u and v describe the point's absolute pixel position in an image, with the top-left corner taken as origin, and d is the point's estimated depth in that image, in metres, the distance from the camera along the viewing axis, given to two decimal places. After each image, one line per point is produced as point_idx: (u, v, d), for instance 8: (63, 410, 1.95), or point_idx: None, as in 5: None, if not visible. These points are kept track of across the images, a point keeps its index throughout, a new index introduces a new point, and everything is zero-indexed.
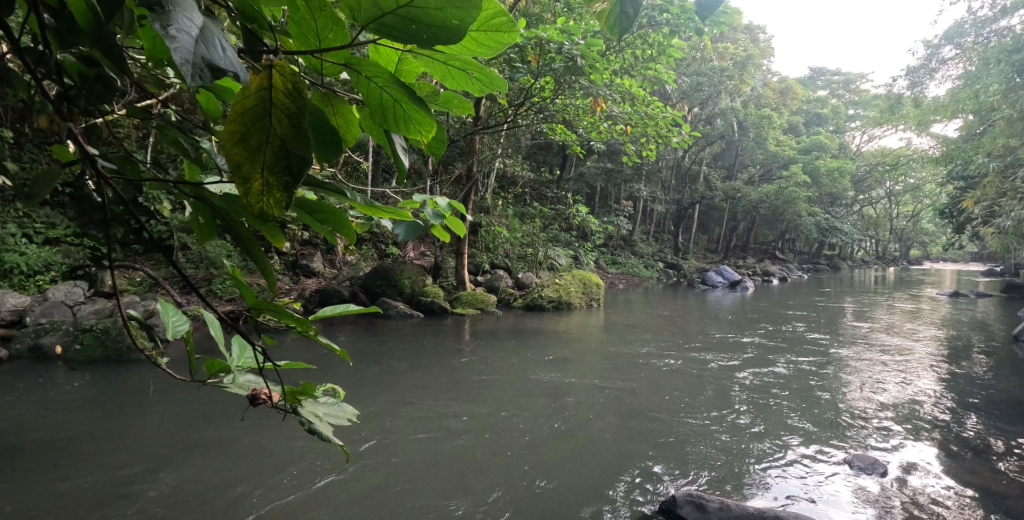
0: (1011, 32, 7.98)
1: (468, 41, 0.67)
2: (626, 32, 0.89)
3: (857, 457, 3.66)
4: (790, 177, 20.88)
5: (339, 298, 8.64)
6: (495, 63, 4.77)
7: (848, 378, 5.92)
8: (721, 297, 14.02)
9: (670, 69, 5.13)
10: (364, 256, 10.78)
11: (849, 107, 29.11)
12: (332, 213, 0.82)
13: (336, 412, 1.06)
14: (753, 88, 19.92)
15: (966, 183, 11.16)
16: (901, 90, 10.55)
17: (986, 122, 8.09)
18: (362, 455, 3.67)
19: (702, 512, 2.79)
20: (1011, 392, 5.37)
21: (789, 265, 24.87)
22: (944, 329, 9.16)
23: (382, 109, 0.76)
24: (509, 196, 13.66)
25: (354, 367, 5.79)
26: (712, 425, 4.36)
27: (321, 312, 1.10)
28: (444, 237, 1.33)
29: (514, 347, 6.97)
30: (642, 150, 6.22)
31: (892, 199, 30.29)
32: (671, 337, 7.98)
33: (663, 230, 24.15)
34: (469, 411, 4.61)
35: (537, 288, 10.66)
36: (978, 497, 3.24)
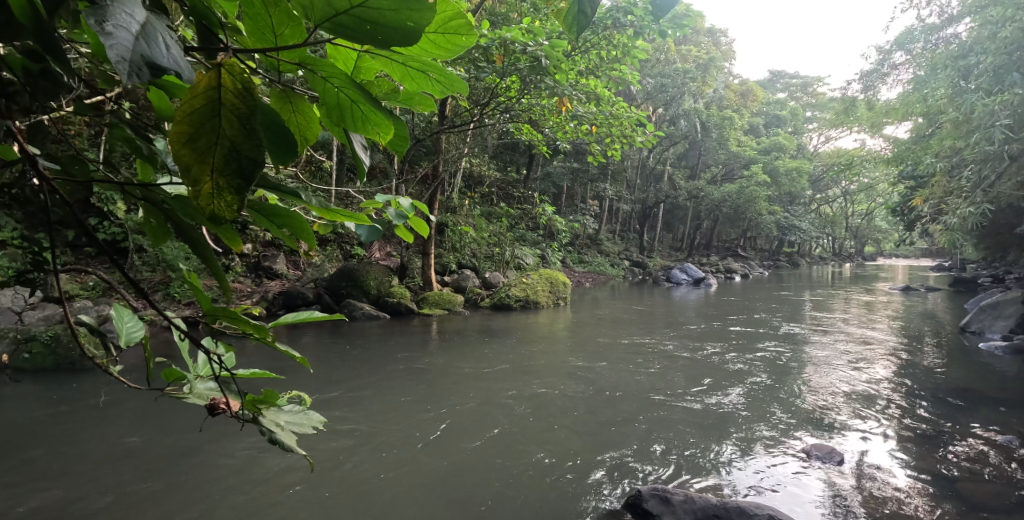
0: (956, 39, 8.37)
1: (425, 43, 0.67)
2: (583, 31, 0.90)
3: (815, 447, 3.79)
4: (751, 177, 21.49)
5: (303, 300, 8.47)
6: (461, 63, 4.74)
7: (803, 370, 6.12)
8: (685, 294, 14.29)
9: (634, 70, 5.19)
10: (328, 257, 10.59)
11: (808, 110, 30.10)
12: (291, 216, 0.80)
13: (300, 421, 1.04)
14: (716, 90, 20.39)
15: (915, 182, 11.66)
16: (855, 93, 10.94)
17: (934, 124, 8.46)
18: (329, 461, 3.59)
19: (667, 504, 2.84)
20: (953, 381, 5.65)
21: (750, 262, 25.57)
22: (893, 322, 9.55)
23: (338, 108, 0.75)
24: (476, 195, 13.65)
25: (318, 369, 5.69)
26: (676, 419, 4.45)
27: (283, 318, 1.08)
28: (407, 237, 1.31)
29: (480, 347, 6.95)
30: (607, 149, 6.27)
31: (848, 199, 31.48)
32: (635, 335, 8.09)
33: (629, 229, 24.50)
34: (437, 412, 4.57)
35: (505, 288, 10.69)
36: (929, 482, 3.38)
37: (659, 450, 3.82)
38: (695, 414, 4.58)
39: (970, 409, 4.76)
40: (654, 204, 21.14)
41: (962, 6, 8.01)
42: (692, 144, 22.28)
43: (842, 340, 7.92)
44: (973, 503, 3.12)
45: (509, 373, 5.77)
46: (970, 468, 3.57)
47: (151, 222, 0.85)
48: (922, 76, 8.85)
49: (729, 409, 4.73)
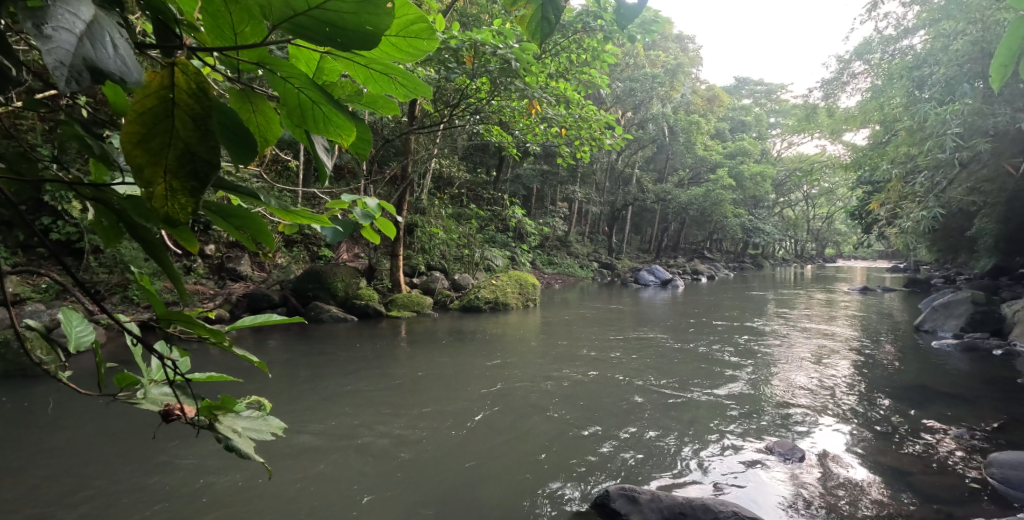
0: (910, 51, 8.72)
1: (387, 46, 0.67)
2: (547, 36, 0.94)
3: (777, 444, 3.88)
4: (717, 181, 22.02)
5: (268, 303, 8.27)
6: (430, 64, 4.68)
7: (765, 368, 6.27)
8: (652, 295, 14.47)
9: (604, 74, 5.23)
10: (295, 258, 10.38)
11: (772, 117, 30.99)
12: (251, 218, 0.79)
13: (259, 427, 1.02)
14: (684, 95, 20.79)
15: (872, 187, 12.07)
16: (816, 101, 11.28)
17: (889, 132, 8.79)
18: (285, 468, 3.48)
19: (634, 504, 2.87)
20: (904, 378, 5.87)
21: (716, 264, 26.12)
22: (850, 321, 9.87)
23: (300, 109, 0.75)
24: (446, 197, 13.57)
25: (283, 373, 5.56)
26: (644, 420, 4.49)
27: (241, 321, 1.05)
28: (374, 239, 1.30)
29: (447, 349, 6.90)
30: (577, 151, 6.28)
31: (809, 202, 32.50)
32: (602, 335, 8.17)
33: (598, 231, 24.74)
34: (405, 414, 4.53)
35: (474, 289, 10.64)
36: (887, 477, 3.49)
37: (656, 436, 4.13)
38: (661, 414, 4.65)
39: (921, 405, 4.95)
40: (623, 206, 21.40)
41: (917, 19, 8.33)
42: (661, 148, 22.66)
43: (801, 339, 8.15)
44: (926, 496, 3.25)
45: (478, 375, 5.74)
46: (922, 462, 3.71)
47: (103, 224, 0.82)
48: (880, 85, 9.18)
49: (694, 409, 4.80)
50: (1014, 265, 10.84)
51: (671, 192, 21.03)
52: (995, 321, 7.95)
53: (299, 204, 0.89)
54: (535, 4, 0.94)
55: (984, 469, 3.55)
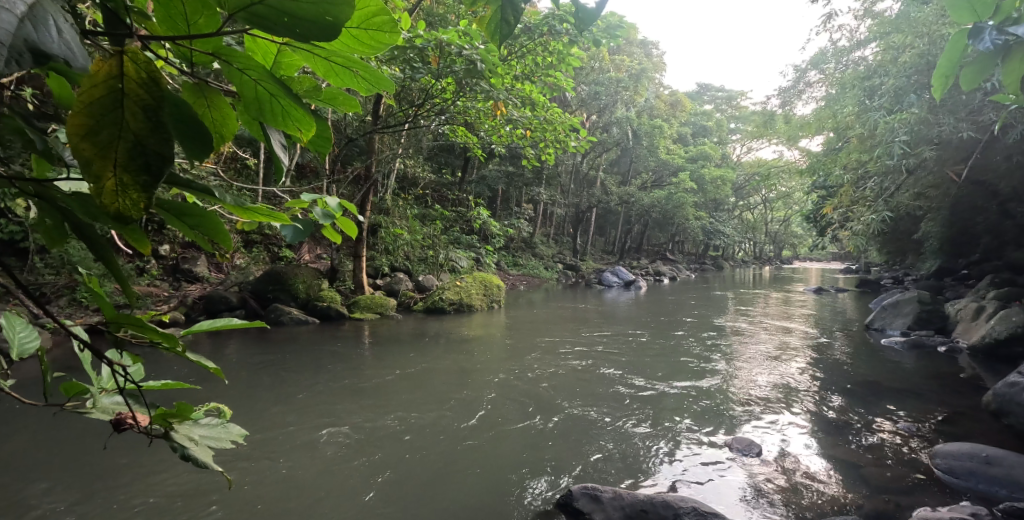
0: (861, 62, 9.09)
1: (347, 37, 0.67)
2: (506, 38, 0.95)
3: (735, 440, 4.00)
4: (678, 184, 22.52)
5: (227, 305, 8.00)
6: (394, 63, 4.58)
7: (725, 367, 6.43)
8: (616, 296, 14.66)
9: (569, 78, 5.26)
10: (254, 259, 10.07)
11: (732, 122, 31.87)
12: (204, 216, 0.76)
13: (218, 435, 0.99)
14: (648, 99, 21.16)
15: (826, 192, 12.55)
16: (774, 107, 11.65)
17: (842, 139, 9.14)
18: (246, 476, 3.39)
19: (597, 502, 2.91)
20: (852, 374, 6.12)
21: (677, 265, 26.71)
22: (802, 320, 10.23)
23: (257, 103, 0.73)
24: (411, 197, 13.44)
25: (241, 378, 5.39)
26: (607, 419, 4.54)
27: (197, 325, 1.01)
28: (336, 239, 1.27)
29: (412, 351, 6.82)
30: (542, 153, 6.28)
31: (767, 206, 33.61)
32: (566, 336, 8.22)
33: (563, 233, 24.93)
34: (370, 419, 4.46)
35: (438, 290, 10.57)
36: (840, 470, 3.63)
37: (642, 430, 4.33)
38: (621, 414, 4.70)
39: (869, 401, 5.16)
40: (588, 208, 21.65)
41: (869, 31, 8.69)
42: (625, 151, 23.02)
43: (757, 337, 8.39)
44: (876, 487, 3.39)
45: (443, 377, 5.70)
46: (871, 455, 3.87)
47: (45, 225, 0.77)
48: (833, 94, 9.55)
49: (655, 408, 4.88)
50: (955, 267, 11.45)
51: (635, 194, 21.41)
52: (939, 319, 8.38)
53: (257, 203, 0.87)
54: (495, 5, 0.95)
55: (929, 461, 3.74)
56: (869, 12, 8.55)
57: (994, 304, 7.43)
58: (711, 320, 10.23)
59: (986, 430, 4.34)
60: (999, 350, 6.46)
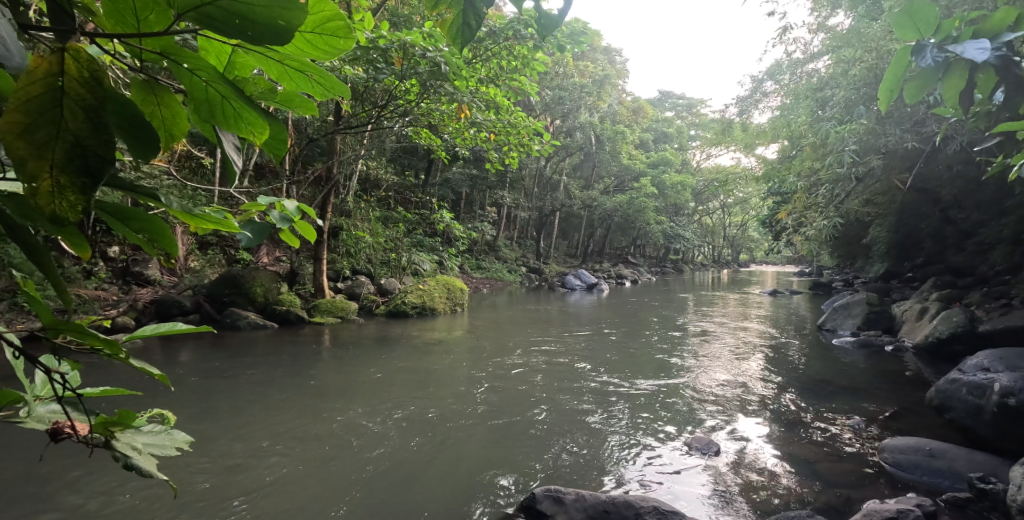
0: (814, 74, 9.48)
1: (300, 41, 0.73)
2: (467, 42, 0.97)
3: (695, 439, 4.10)
4: (640, 189, 22.96)
5: (180, 309, 7.69)
6: (357, 63, 4.50)
7: (684, 368, 6.56)
8: (579, 299, 14.80)
9: (534, 83, 5.29)
10: (209, 261, 9.70)
11: (691, 129, 32.73)
12: (150, 219, 0.74)
13: (161, 443, 0.97)
14: (611, 105, 21.53)
15: (781, 198, 13.01)
16: (732, 116, 12.01)
17: (795, 147, 9.49)
18: (199, 487, 3.25)
19: (560, 504, 2.93)
20: (803, 374, 6.36)
21: (639, 269, 27.21)
22: (757, 322, 10.56)
23: (207, 103, 0.75)
24: (373, 199, 13.23)
25: (194, 386, 5.17)
26: (570, 422, 4.58)
27: (142, 330, 0.98)
28: (293, 243, 1.25)
29: (374, 356, 6.71)
30: (507, 157, 6.28)
31: (726, 211, 34.64)
32: (529, 339, 8.24)
33: (527, 236, 25.03)
34: (331, 425, 4.36)
35: (401, 294, 10.44)
36: (795, 466, 3.75)
37: (596, 421, 4.60)
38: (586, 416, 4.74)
39: (820, 399, 5.37)
40: (551, 211, 21.82)
41: (822, 45, 9.07)
42: (588, 156, 23.33)
43: (715, 339, 8.62)
44: (829, 483, 3.52)
45: (405, 382, 5.60)
46: (823, 451, 4.03)
47: None
48: (788, 104, 9.91)
49: (617, 409, 4.95)
50: (899, 270, 12.06)
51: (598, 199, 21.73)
52: (886, 320, 8.79)
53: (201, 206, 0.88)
54: (457, 10, 0.97)
55: (878, 455, 3.91)
56: (822, 26, 8.92)
57: (935, 305, 7.84)
58: (671, 323, 10.44)
59: (929, 425, 4.57)
60: (940, 350, 6.82)
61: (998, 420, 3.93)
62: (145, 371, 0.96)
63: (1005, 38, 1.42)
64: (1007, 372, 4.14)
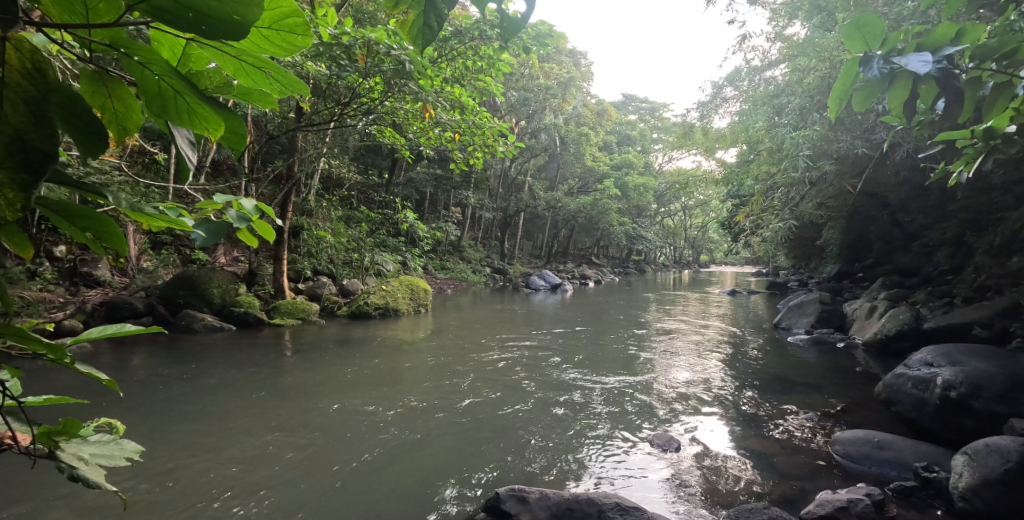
0: (771, 81, 9.81)
1: (257, 37, 0.73)
2: (429, 43, 0.97)
3: (657, 436, 4.19)
4: (604, 190, 23.27)
5: (132, 311, 7.37)
6: (319, 59, 4.41)
7: (647, 367, 6.68)
8: (544, 299, 14.86)
9: (499, 84, 5.29)
10: (163, 261, 9.30)
11: (654, 132, 33.38)
12: (97, 218, 0.73)
13: (110, 452, 0.97)
14: (576, 108, 21.73)
15: (739, 200, 13.42)
16: (693, 120, 12.31)
17: (753, 151, 9.79)
18: (149, 497, 3.12)
19: (524, 504, 2.94)
20: (760, 370, 6.58)
21: (603, 269, 27.55)
22: (717, 321, 10.86)
23: (159, 97, 0.74)
24: (336, 198, 12.96)
25: (148, 391, 4.96)
26: (535, 421, 4.61)
27: (87, 333, 0.93)
28: (250, 242, 1.21)
29: (337, 358, 6.58)
30: (472, 157, 6.24)
31: (687, 213, 35.47)
32: (494, 339, 8.23)
33: (492, 237, 25.00)
34: (292, 429, 4.25)
35: (364, 295, 10.27)
36: (753, 460, 3.89)
37: (563, 413, 4.86)
38: (552, 415, 4.77)
39: (776, 394, 5.57)
40: (516, 212, 21.85)
41: (779, 53, 9.39)
42: (553, 157, 23.48)
43: (677, 338, 8.81)
44: (784, 475, 3.66)
45: (369, 385, 5.51)
46: (781, 444, 4.18)
47: None
48: (746, 110, 10.22)
49: (581, 408, 5.00)
50: (850, 271, 12.60)
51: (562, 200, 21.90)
52: (837, 319, 9.18)
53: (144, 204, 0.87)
54: (417, 10, 0.97)
55: (830, 448, 4.09)
56: (779, 35, 9.25)
57: (884, 304, 8.23)
58: (634, 322, 10.61)
59: (878, 418, 4.80)
60: (888, 346, 7.15)
61: (941, 412, 4.17)
62: (91, 376, 0.94)
63: (944, 51, 1.51)
64: (947, 366, 4.40)
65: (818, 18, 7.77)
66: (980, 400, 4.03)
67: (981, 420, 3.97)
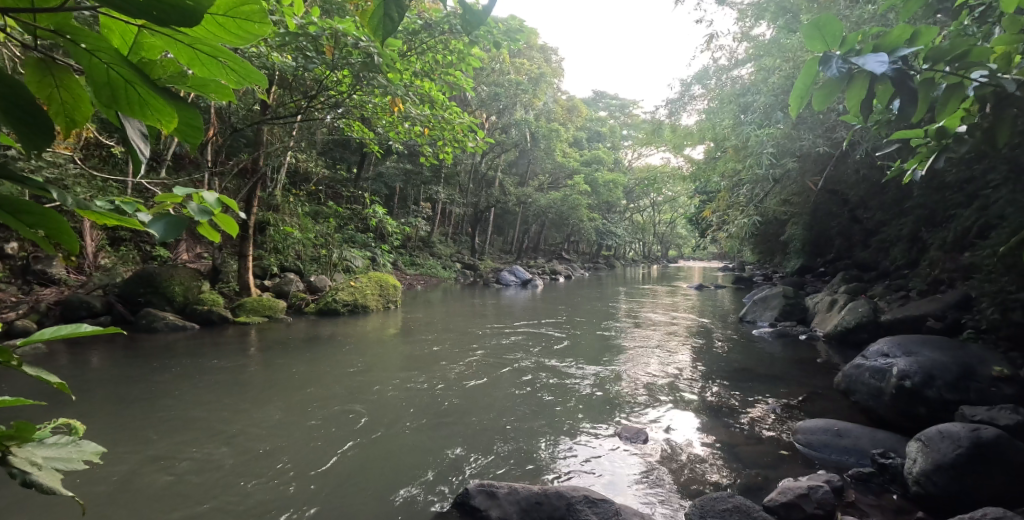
0: (737, 80, 10.02)
1: (210, 24, 0.71)
2: (390, 34, 0.97)
3: (625, 429, 4.26)
4: (574, 186, 23.42)
5: (89, 311, 7.07)
6: (284, 48, 4.30)
7: (617, 361, 6.77)
8: (515, 295, 14.90)
9: (470, 78, 5.25)
10: (122, 258, 8.94)
11: (623, 129, 33.69)
12: (46, 215, 0.70)
13: (67, 455, 0.94)
14: (547, 104, 21.74)
15: (707, 197, 13.70)
16: (662, 117, 12.48)
17: (721, 149, 9.99)
18: (108, 500, 3.01)
19: (493, 498, 2.95)
20: (727, 362, 6.77)
21: (574, 265, 27.75)
22: (686, 314, 11.09)
23: (109, 88, 0.72)
24: (302, 193, 12.67)
25: (106, 393, 4.78)
26: (507, 417, 4.61)
27: (38, 333, 0.88)
28: (212, 236, 1.17)
29: (305, 356, 6.46)
30: (441, 151, 6.16)
31: (655, 209, 36.01)
32: (464, 336, 8.19)
33: (462, 232, 24.88)
34: (260, 428, 4.17)
35: (331, 291, 10.09)
36: (721, 450, 4.01)
37: (544, 402, 5.06)
38: (523, 411, 4.79)
39: (741, 385, 5.74)
40: (486, 208, 21.77)
41: (746, 53, 9.59)
42: (524, 153, 23.48)
43: (647, 332, 8.95)
44: (749, 464, 3.77)
45: (339, 383, 5.41)
46: (746, 434, 4.32)
47: None
48: (713, 108, 10.42)
49: (550, 403, 5.03)
50: (812, 266, 12.95)
51: (531, 196, 21.94)
52: (799, 312, 9.50)
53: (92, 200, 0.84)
54: (378, 1, 0.97)
55: (792, 436, 4.24)
56: (746, 35, 9.47)
57: (843, 298, 8.55)
58: (604, 317, 10.74)
59: (838, 407, 4.99)
60: (848, 338, 7.43)
61: (896, 401, 4.36)
62: (41, 379, 0.89)
63: (900, 53, 1.56)
64: (903, 357, 4.61)
65: (782, 20, 7.97)
66: (932, 388, 4.23)
67: (935, 407, 4.17)
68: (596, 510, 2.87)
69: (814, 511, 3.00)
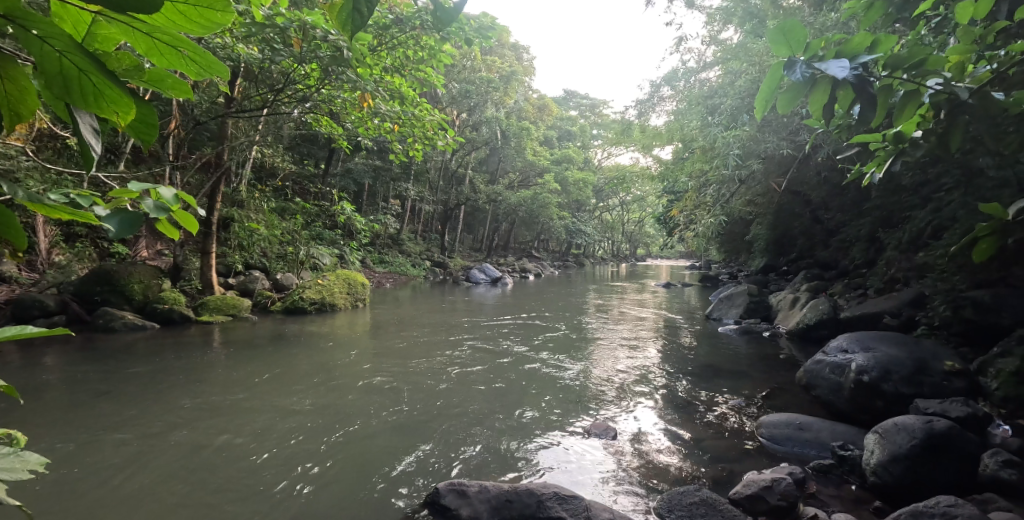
0: (704, 83, 10.24)
1: (171, 11, 0.69)
2: (359, 29, 0.95)
3: (595, 426, 4.31)
4: (544, 185, 23.53)
5: (40, 309, 6.74)
6: (251, 39, 4.18)
7: (587, 358, 6.84)
8: (485, 293, 14.86)
9: (440, 74, 5.21)
10: (77, 255, 8.56)
11: (593, 129, 34.07)
12: None
13: (10, 466, 0.94)
14: (517, 102, 21.78)
15: (674, 196, 13.95)
16: (632, 117, 12.66)
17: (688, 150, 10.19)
18: (61, 505, 2.90)
19: (463, 497, 2.95)
20: (693, 359, 6.92)
21: (544, 263, 27.87)
22: (653, 312, 11.30)
23: (61, 77, 0.69)
24: (269, 189, 12.36)
25: (57, 395, 4.55)
26: (478, 416, 4.59)
27: None
28: (171, 234, 1.13)
29: (271, 356, 6.30)
30: (411, 148, 6.09)
31: (624, 208, 36.50)
32: (434, 335, 8.12)
33: (432, 229, 24.68)
34: (224, 429, 4.06)
35: (298, 289, 9.86)
36: (689, 445, 4.09)
37: (515, 400, 5.07)
38: (494, 409, 4.78)
39: (707, 381, 5.87)
40: (456, 205, 21.68)
41: (714, 56, 9.82)
42: (495, 151, 23.47)
43: (615, 329, 9.07)
44: (714, 458, 3.87)
45: (306, 383, 5.29)
46: (712, 429, 4.42)
47: None
48: (682, 109, 10.63)
49: (520, 401, 5.04)
50: (775, 265, 13.34)
51: (502, 193, 21.95)
52: (763, 310, 9.77)
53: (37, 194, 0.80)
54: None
55: (756, 431, 4.35)
56: (713, 39, 9.70)
57: (804, 296, 8.82)
58: (573, 314, 10.84)
59: (799, 402, 5.15)
60: (809, 334, 7.68)
61: (855, 395, 4.53)
62: None
63: (860, 59, 1.62)
64: (861, 353, 4.80)
65: (749, 24, 8.20)
66: (889, 383, 4.41)
67: (891, 401, 4.33)
68: (566, 507, 2.89)
69: (777, 503, 3.08)
